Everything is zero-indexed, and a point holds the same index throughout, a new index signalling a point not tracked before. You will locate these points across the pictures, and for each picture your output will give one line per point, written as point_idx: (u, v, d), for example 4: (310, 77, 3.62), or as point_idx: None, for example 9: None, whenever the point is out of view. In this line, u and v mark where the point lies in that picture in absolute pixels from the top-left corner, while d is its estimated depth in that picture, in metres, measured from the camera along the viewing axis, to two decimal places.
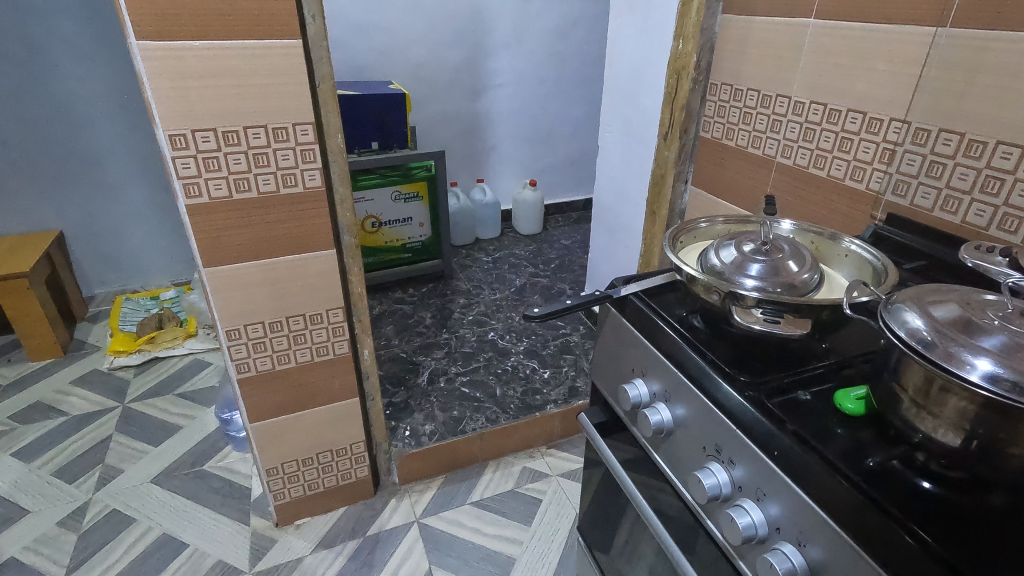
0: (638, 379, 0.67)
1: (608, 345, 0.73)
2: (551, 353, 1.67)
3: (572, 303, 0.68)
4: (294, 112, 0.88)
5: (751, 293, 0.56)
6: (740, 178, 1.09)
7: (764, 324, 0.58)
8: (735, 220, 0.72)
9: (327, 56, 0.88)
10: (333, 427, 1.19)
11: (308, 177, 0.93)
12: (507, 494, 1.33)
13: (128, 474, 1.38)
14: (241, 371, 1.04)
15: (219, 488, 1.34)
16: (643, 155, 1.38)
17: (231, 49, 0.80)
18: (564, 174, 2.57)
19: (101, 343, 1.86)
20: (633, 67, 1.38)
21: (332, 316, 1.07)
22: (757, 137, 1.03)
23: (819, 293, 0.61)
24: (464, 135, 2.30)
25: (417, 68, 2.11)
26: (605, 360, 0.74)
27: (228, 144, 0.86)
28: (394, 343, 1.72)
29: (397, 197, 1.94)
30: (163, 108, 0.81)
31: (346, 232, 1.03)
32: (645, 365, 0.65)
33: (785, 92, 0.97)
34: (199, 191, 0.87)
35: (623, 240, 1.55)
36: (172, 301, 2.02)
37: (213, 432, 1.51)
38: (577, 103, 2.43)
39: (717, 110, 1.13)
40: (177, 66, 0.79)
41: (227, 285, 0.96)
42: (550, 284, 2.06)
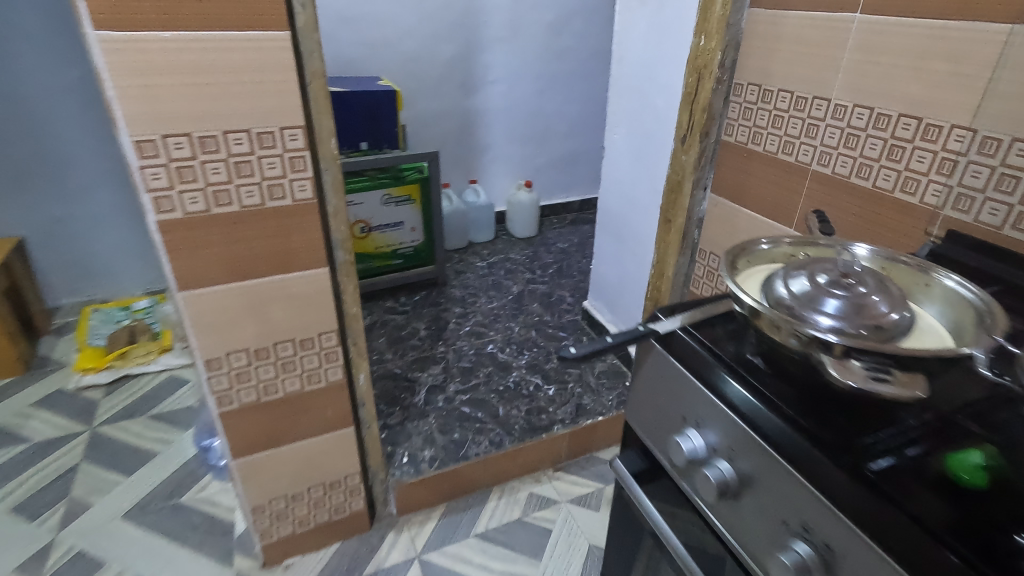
0: (691, 429, 0.58)
1: (650, 385, 0.64)
2: (555, 367, 1.58)
3: (613, 342, 0.59)
4: (281, 114, 0.76)
5: (830, 337, 0.47)
6: (768, 187, 1.00)
7: (868, 381, 0.46)
8: (802, 241, 0.62)
9: (319, 50, 0.76)
10: (326, 459, 1.08)
11: (298, 188, 0.82)
12: (513, 525, 1.24)
13: (97, 508, 1.25)
14: (223, 405, 0.93)
15: (198, 523, 1.23)
16: (657, 158, 1.30)
17: (207, 41, 0.69)
18: (560, 175, 2.48)
19: (67, 359, 1.71)
20: (645, 65, 1.29)
21: (324, 341, 0.96)
22: (790, 142, 0.95)
23: (910, 339, 0.51)
24: (456, 134, 2.19)
25: (407, 63, 1.99)
26: (647, 401, 0.65)
27: (205, 151, 0.75)
28: (387, 358, 1.62)
29: (387, 200, 1.83)
30: (126, 111, 0.69)
31: (340, 247, 0.91)
32: (701, 414, 0.57)
33: (823, 94, 0.88)
34: (172, 205, 0.76)
35: (632, 248, 1.46)
36: (145, 311, 1.88)
37: (190, 459, 1.38)
38: (574, 100, 2.33)
39: (741, 112, 1.04)
40: (144, 60, 0.67)
41: (206, 311, 0.85)
42: (549, 291, 1.96)
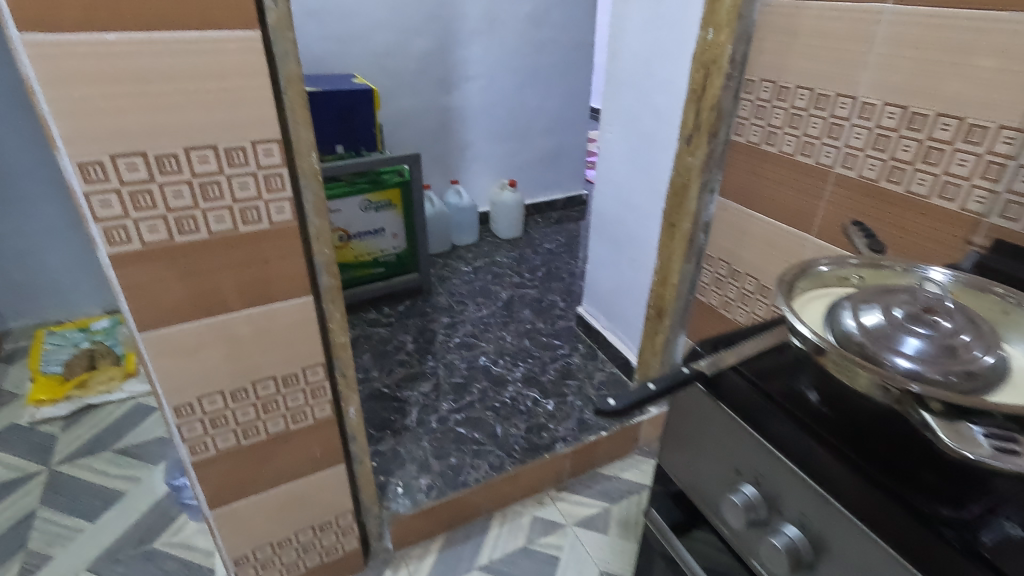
0: (748, 486, 0.52)
1: (693, 430, 0.58)
2: (552, 379, 1.51)
3: (657, 390, 0.52)
4: (251, 127, 0.66)
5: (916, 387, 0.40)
6: (783, 191, 0.93)
7: (991, 449, 0.38)
8: (870, 262, 0.57)
9: (293, 51, 0.65)
10: (314, 501, 0.99)
11: (274, 210, 0.72)
12: (518, 554, 1.16)
13: (58, 561, 1.14)
14: (197, 453, 0.83)
15: (174, 572, 1.12)
16: (658, 158, 1.22)
17: (159, 43, 0.58)
18: (543, 172, 2.39)
19: (19, 389, 1.57)
20: (642, 60, 1.21)
21: (310, 375, 0.86)
22: (809, 143, 0.87)
23: (1003, 391, 0.45)
24: (435, 132, 2.09)
25: (381, 59, 1.88)
26: (689, 448, 0.59)
27: (163, 172, 0.64)
28: (374, 376, 1.52)
29: (366, 206, 1.72)
30: (64, 128, 0.58)
31: (325, 272, 0.81)
32: (760, 469, 0.51)
33: (848, 91, 0.81)
34: (127, 236, 0.65)
35: (630, 253, 1.39)
36: (105, 332, 1.74)
37: (161, 500, 1.26)
38: (556, 95, 2.24)
39: (754, 111, 0.96)
40: (83, 67, 0.56)
41: (174, 351, 0.75)
42: (539, 296, 1.88)
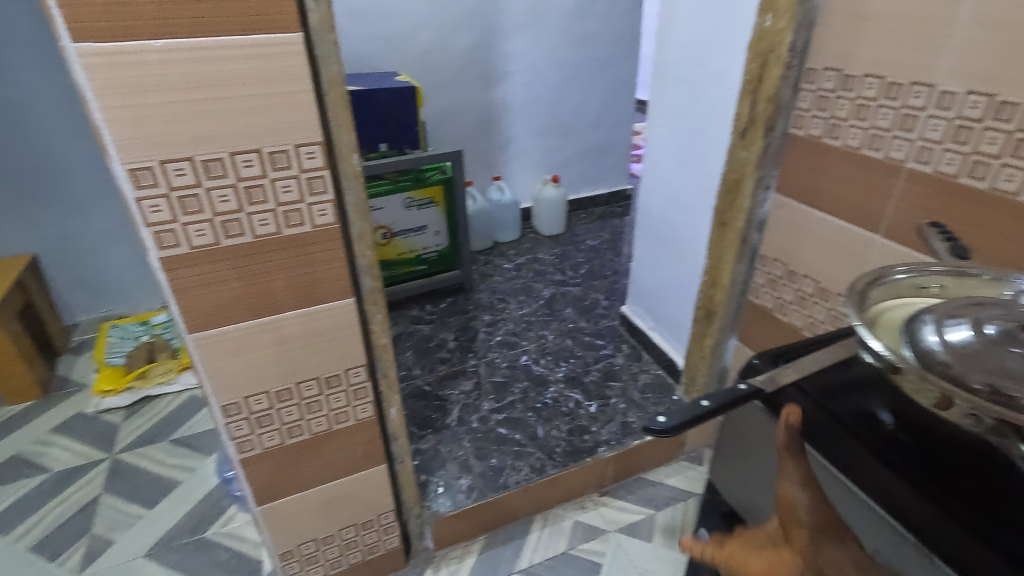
0: None
1: (746, 450, 0.55)
2: (594, 380, 1.48)
3: (711, 406, 0.49)
4: (293, 130, 0.66)
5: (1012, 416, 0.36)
6: (847, 188, 0.87)
7: None
8: (953, 271, 0.53)
9: (337, 53, 0.65)
10: (356, 500, 0.99)
11: (318, 213, 0.72)
12: (559, 559, 1.14)
13: (118, 546, 1.19)
14: (244, 451, 0.85)
15: (225, 562, 1.16)
16: (710, 154, 1.16)
17: (204, 49, 0.59)
18: (586, 167, 2.34)
19: (86, 379, 1.65)
20: (693, 50, 1.16)
21: (352, 376, 0.86)
22: (878, 136, 0.80)
23: None
24: (477, 129, 2.07)
25: (423, 56, 1.88)
26: (740, 468, 0.55)
27: (210, 177, 0.65)
28: (416, 373, 1.53)
29: (409, 204, 1.73)
30: (116, 135, 0.59)
31: (367, 274, 0.81)
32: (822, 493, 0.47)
33: (924, 80, 0.74)
34: (176, 240, 0.67)
35: (678, 252, 1.34)
36: (164, 326, 1.81)
37: (213, 491, 1.31)
38: (599, 88, 2.19)
39: (816, 102, 0.89)
40: (134, 75, 0.57)
41: (222, 352, 0.76)
42: (582, 294, 1.85)
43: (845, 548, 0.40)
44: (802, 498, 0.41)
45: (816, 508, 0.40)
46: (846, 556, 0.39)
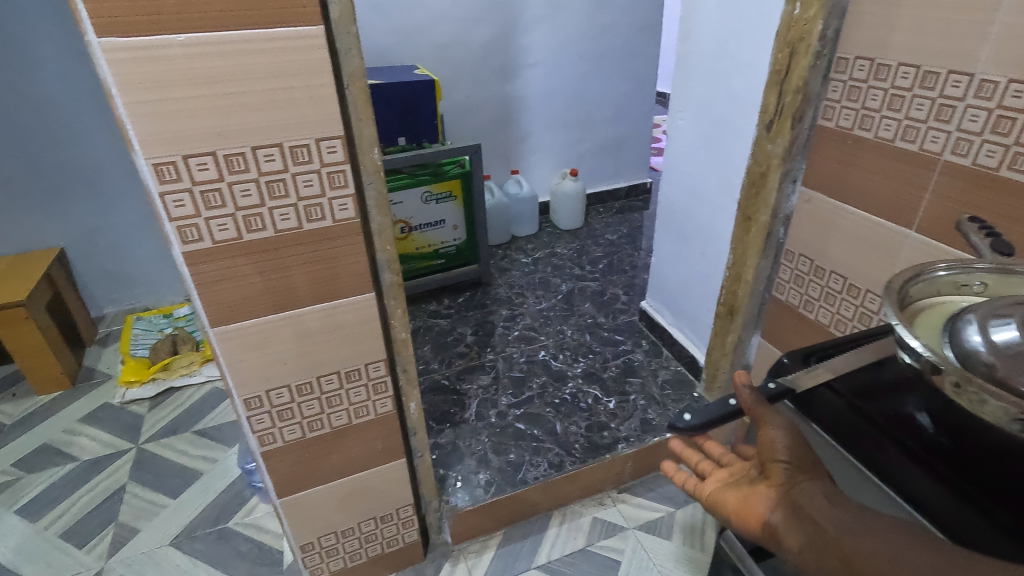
0: None
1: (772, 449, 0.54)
2: (613, 376, 1.47)
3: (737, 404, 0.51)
4: (314, 123, 0.66)
5: None
6: (877, 182, 0.84)
7: None
8: (997, 268, 0.51)
9: (356, 46, 0.65)
10: (376, 493, 1.00)
11: (338, 207, 0.72)
12: (577, 556, 1.13)
13: (144, 534, 1.22)
14: (265, 444, 0.86)
15: (246, 552, 1.18)
16: (734, 146, 1.14)
17: (226, 44, 0.58)
18: (605, 161, 2.32)
19: (112, 371, 1.69)
20: (718, 40, 1.13)
21: (372, 371, 0.86)
22: (911, 127, 0.77)
23: None
24: (496, 122, 2.06)
25: (442, 49, 1.87)
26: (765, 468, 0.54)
27: (232, 171, 0.65)
28: (434, 368, 1.53)
29: (428, 198, 1.72)
30: (140, 130, 0.60)
31: (386, 268, 0.81)
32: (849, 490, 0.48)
33: (963, 69, 0.71)
34: (199, 235, 0.67)
35: (700, 247, 1.32)
36: (186, 318, 1.84)
37: (235, 481, 1.33)
38: (619, 80, 2.16)
39: (846, 92, 0.86)
40: (158, 70, 0.57)
41: (243, 346, 0.76)
42: (600, 289, 1.83)
43: (819, 484, 0.43)
44: (778, 441, 0.46)
45: (791, 447, 0.45)
46: (819, 491, 0.43)
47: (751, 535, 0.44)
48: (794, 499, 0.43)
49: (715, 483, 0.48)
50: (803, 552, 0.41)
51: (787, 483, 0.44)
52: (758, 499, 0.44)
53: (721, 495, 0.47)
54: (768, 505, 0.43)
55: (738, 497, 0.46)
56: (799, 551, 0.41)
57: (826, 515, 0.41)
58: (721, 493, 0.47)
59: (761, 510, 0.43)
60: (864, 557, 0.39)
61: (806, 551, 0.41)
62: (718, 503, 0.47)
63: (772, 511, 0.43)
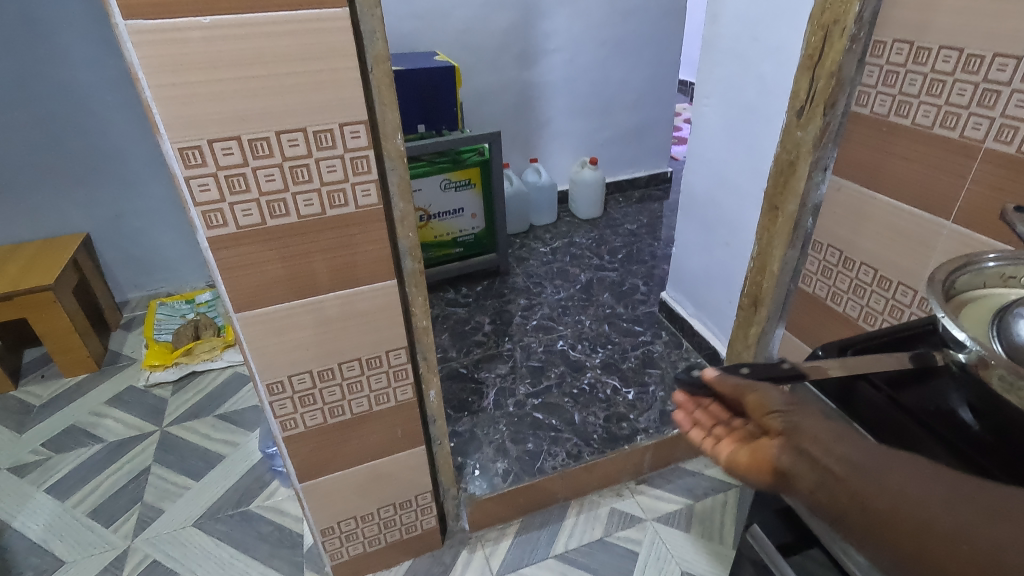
0: None
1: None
2: (632, 367, 1.46)
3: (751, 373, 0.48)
4: (337, 108, 0.65)
5: None
6: (914, 170, 0.81)
7: None
8: None
9: (381, 29, 0.64)
10: (396, 479, 1.00)
11: (361, 193, 0.71)
12: (595, 546, 1.13)
13: (168, 515, 1.24)
14: (287, 429, 0.86)
15: (267, 535, 1.20)
16: (762, 134, 1.11)
17: (251, 26, 0.58)
18: (625, 149, 2.28)
19: (136, 355, 1.72)
20: (747, 22, 1.10)
21: (392, 358, 0.87)
22: (952, 113, 0.74)
23: None
24: (515, 109, 2.04)
25: (461, 35, 1.85)
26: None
27: (256, 156, 0.65)
28: (451, 356, 1.53)
29: (447, 186, 1.71)
30: (166, 114, 0.60)
31: (408, 256, 0.81)
32: None
33: (1008, 51, 0.67)
34: (224, 220, 0.67)
35: (724, 236, 1.30)
36: (208, 304, 1.86)
37: (257, 465, 1.35)
38: (642, 66, 2.12)
39: (882, 77, 0.83)
40: (184, 54, 0.57)
41: (266, 332, 0.77)
42: (619, 279, 1.82)
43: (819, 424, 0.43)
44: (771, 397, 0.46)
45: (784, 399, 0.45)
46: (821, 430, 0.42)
47: (764, 484, 0.43)
48: (795, 439, 0.42)
49: (726, 441, 0.45)
50: (815, 492, 0.40)
51: (787, 428, 0.43)
52: (767, 447, 0.43)
53: (731, 453, 0.44)
54: (774, 448, 0.42)
55: (743, 450, 0.44)
56: (809, 490, 0.40)
57: (832, 453, 0.40)
58: (732, 450, 0.44)
59: (769, 455, 0.42)
60: (870, 492, 0.38)
61: (815, 489, 0.40)
62: (729, 460, 0.44)
63: (781, 456, 0.42)
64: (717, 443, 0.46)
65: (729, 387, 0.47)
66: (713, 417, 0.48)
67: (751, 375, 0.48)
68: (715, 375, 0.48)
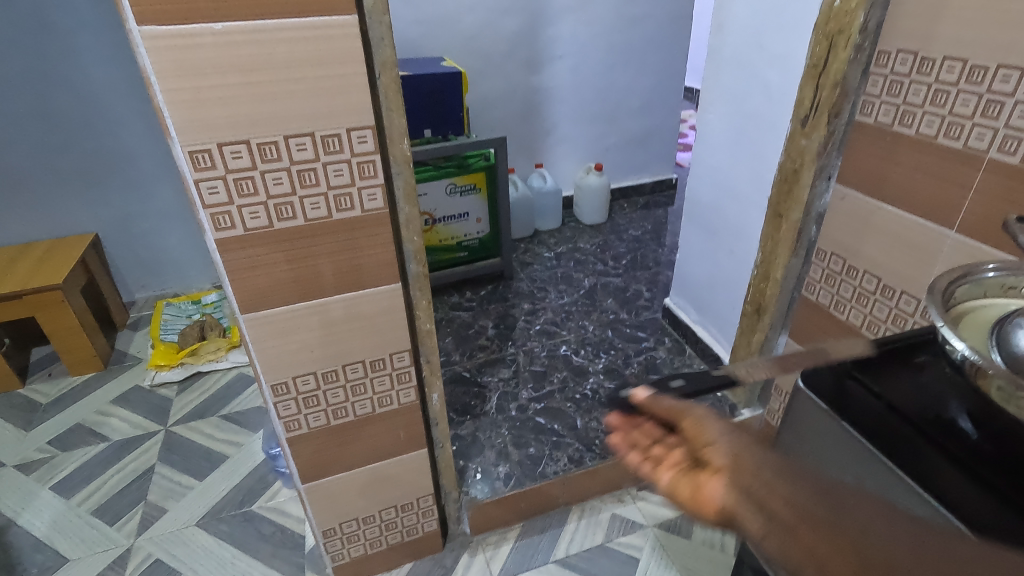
0: None
1: (811, 437, 0.55)
2: (635, 373, 1.46)
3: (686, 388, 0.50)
4: (345, 113, 0.66)
5: None
6: (918, 180, 0.82)
7: None
8: None
9: (389, 36, 0.65)
10: (397, 482, 1.01)
11: (367, 197, 0.72)
12: (595, 552, 1.13)
13: (172, 514, 1.25)
14: (291, 430, 0.87)
15: (270, 535, 1.20)
16: (766, 141, 1.12)
17: (261, 32, 0.59)
18: (631, 155, 2.29)
19: (142, 355, 1.73)
20: (752, 31, 1.10)
21: (396, 361, 0.87)
22: (955, 123, 0.75)
23: None
24: (521, 115, 2.05)
25: (468, 41, 1.86)
26: (808, 459, 0.56)
27: (264, 160, 0.66)
28: (455, 359, 1.54)
29: (452, 190, 1.72)
30: (177, 118, 0.61)
31: (413, 259, 0.82)
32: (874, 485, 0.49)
33: (1010, 62, 0.68)
34: (231, 222, 0.68)
35: (728, 243, 1.30)
36: (214, 305, 1.88)
37: (260, 465, 1.36)
38: (648, 73, 2.13)
39: (886, 87, 0.84)
40: (195, 59, 0.58)
41: (271, 333, 0.77)
42: (623, 285, 1.82)
43: (761, 461, 0.41)
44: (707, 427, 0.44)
45: (723, 434, 0.43)
46: (767, 466, 0.40)
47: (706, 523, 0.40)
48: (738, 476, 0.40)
49: (664, 466, 0.42)
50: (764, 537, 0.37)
51: (730, 462, 0.40)
52: (711, 486, 0.39)
53: (671, 483, 0.41)
54: (719, 487, 0.39)
55: (683, 482, 0.41)
56: (757, 537, 0.37)
57: (780, 497, 0.38)
58: (670, 478, 0.41)
59: (713, 493, 0.39)
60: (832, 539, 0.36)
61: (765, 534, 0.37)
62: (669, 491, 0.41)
63: (729, 497, 0.38)
64: (654, 466, 0.43)
65: (663, 408, 0.47)
66: (648, 437, 0.45)
67: (682, 392, 0.49)
68: (647, 396, 0.47)
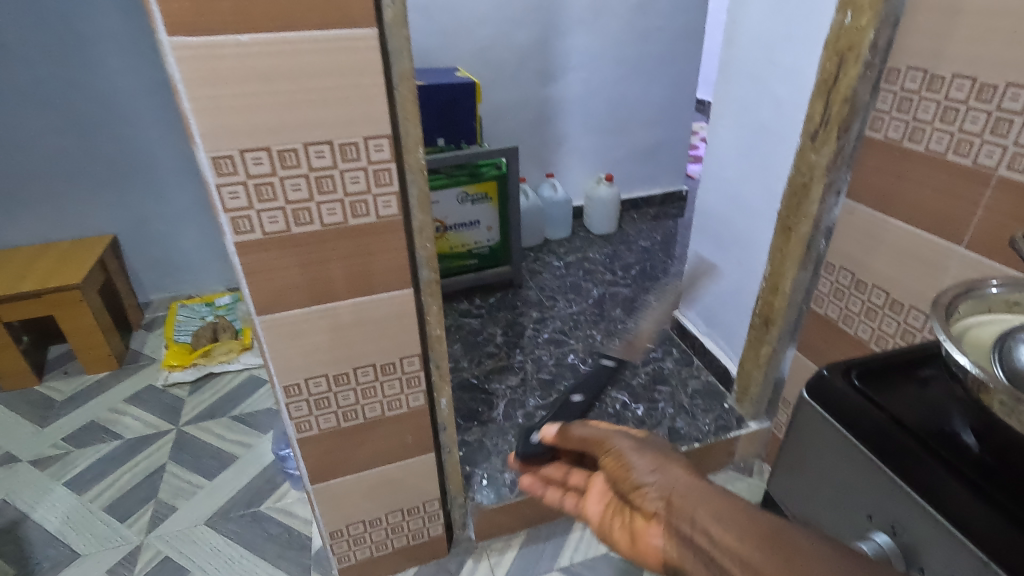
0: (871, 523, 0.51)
1: (814, 446, 0.56)
2: (642, 384, 1.46)
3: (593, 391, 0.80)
4: (363, 122, 0.68)
5: None
6: (927, 196, 0.82)
7: None
8: None
9: (407, 48, 0.67)
10: (404, 485, 1.02)
11: (382, 204, 0.74)
12: (599, 561, 1.13)
13: (181, 513, 1.27)
14: (302, 431, 0.89)
15: (277, 536, 1.21)
16: (776, 155, 1.13)
17: (285, 43, 0.61)
18: (641, 166, 2.30)
19: (156, 355, 1.76)
20: (763, 46, 1.12)
21: (406, 365, 0.89)
22: (965, 140, 0.75)
23: None
24: (533, 125, 2.08)
25: (482, 52, 1.89)
26: (811, 468, 0.57)
27: (285, 166, 0.68)
28: (463, 366, 1.55)
29: (464, 199, 1.74)
30: (203, 125, 0.63)
31: (425, 265, 0.83)
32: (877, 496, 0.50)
33: (1020, 81, 0.68)
34: (251, 226, 0.70)
35: (737, 255, 1.30)
36: (227, 308, 1.91)
37: (268, 467, 1.37)
38: (659, 85, 2.15)
39: (896, 103, 0.85)
40: (222, 69, 0.60)
41: (286, 335, 0.79)
42: (632, 295, 1.83)
43: (701, 507, 0.44)
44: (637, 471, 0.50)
45: (658, 479, 0.48)
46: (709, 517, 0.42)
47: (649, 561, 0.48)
48: (668, 517, 0.46)
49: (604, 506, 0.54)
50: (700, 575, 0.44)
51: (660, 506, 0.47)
52: (653, 535, 0.46)
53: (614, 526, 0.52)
54: (655, 537, 0.46)
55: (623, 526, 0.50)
56: None
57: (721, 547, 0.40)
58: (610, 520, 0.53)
59: (650, 541, 0.47)
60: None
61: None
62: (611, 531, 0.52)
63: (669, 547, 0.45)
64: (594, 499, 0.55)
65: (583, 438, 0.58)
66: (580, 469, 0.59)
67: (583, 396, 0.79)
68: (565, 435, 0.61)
